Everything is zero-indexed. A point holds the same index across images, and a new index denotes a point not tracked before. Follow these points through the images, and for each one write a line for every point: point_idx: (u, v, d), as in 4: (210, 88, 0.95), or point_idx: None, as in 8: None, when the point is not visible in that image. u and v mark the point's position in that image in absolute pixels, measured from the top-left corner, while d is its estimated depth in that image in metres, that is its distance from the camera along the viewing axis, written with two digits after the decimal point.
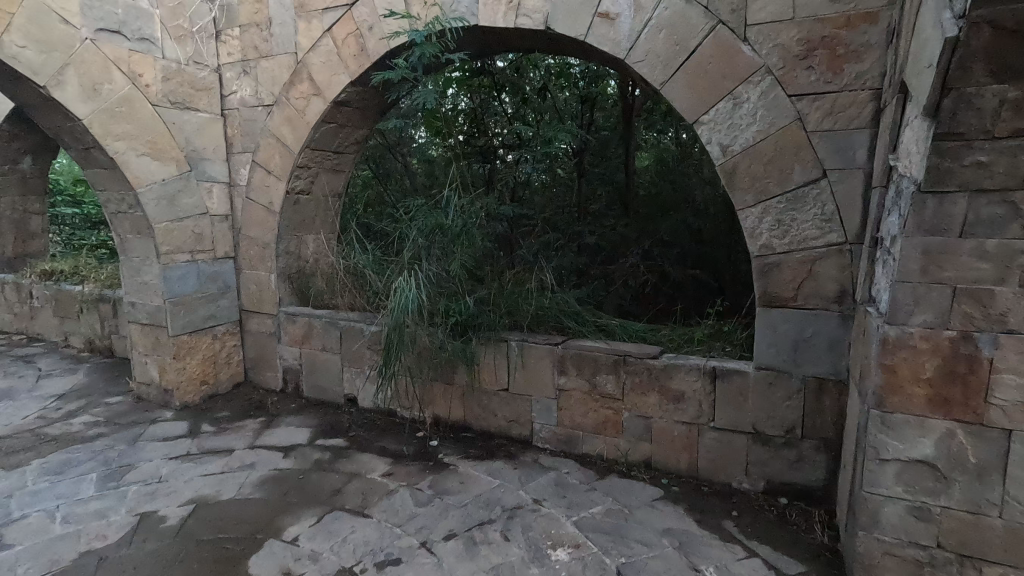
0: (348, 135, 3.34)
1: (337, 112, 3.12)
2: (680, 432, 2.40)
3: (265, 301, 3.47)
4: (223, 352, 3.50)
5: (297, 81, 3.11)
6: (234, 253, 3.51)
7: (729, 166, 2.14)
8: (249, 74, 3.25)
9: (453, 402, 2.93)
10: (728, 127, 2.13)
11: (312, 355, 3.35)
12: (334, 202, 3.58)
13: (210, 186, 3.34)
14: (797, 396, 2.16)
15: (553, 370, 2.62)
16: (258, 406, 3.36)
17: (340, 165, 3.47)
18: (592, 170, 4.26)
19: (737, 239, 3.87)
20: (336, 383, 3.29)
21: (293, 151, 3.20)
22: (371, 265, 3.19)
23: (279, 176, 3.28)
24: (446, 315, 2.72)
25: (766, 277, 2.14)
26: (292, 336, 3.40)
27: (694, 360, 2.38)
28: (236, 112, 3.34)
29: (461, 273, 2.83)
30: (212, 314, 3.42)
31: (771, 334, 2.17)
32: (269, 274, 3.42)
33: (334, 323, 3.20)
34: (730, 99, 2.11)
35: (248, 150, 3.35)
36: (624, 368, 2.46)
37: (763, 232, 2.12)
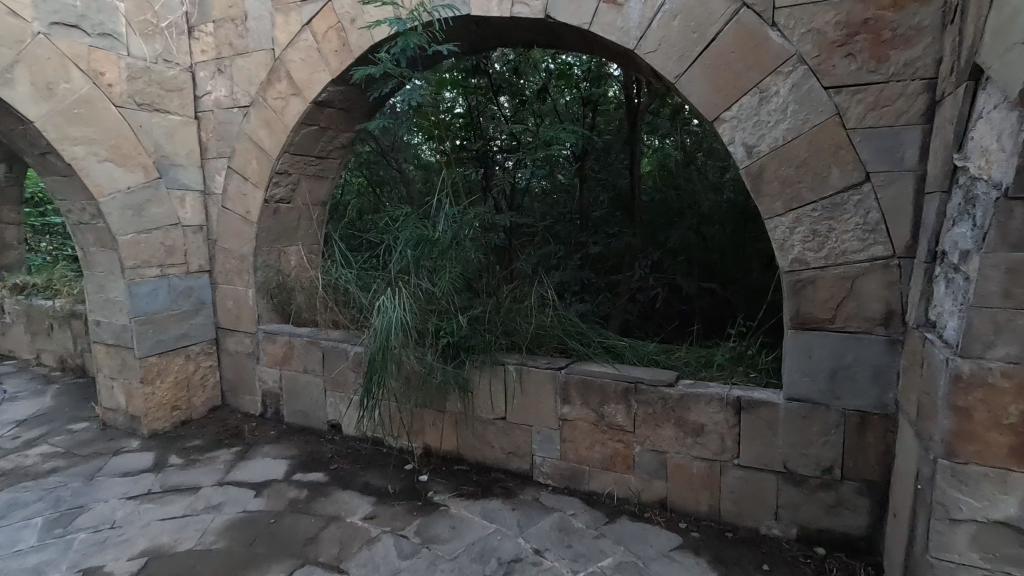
0: (331, 139, 3.09)
1: (318, 114, 2.87)
2: (699, 470, 2.13)
3: (243, 319, 3.21)
4: (197, 374, 3.23)
5: (275, 80, 2.86)
6: (210, 266, 3.25)
7: (755, 170, 1.88)
8: (224, 73, 3.01)
9: (444, 431, 2.65)
10: (753, 125, 1.87)
11: (293, 378, 3.08)
12: (317, 211, 3.33)
13: (182, 194, 3.09)
14: (835, 432, 1.89)
15: (555, 399, 2.35)
16: (233, 434, 3.08)
17: (324, 171, 3.22)
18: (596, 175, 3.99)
19: (749, 248, 3.62)
20: (319, 409, 3.01)
21: (271, 155, 2.95)
22: (355, 280, 2.93)
23: (257, 184, 3.02)
24: (436, 336, 2.46)
25: (799, 296, 1.87)
26: (271, 357, 3.14)
27: (714, 389, 2.10)
28: (211, 114, 3.09)
29: (453, 289, 2.56)
30: (185, 333, 3.16)
31: (805, 362, 1.90)
32: (246, 290, 3.16)
33: (316, 343, 2.94)
34: (755, 93, 1.85)
35: (223, 156, 3.10)
36: (635, 397, 2.19)
37: (795, 244, 1.85)
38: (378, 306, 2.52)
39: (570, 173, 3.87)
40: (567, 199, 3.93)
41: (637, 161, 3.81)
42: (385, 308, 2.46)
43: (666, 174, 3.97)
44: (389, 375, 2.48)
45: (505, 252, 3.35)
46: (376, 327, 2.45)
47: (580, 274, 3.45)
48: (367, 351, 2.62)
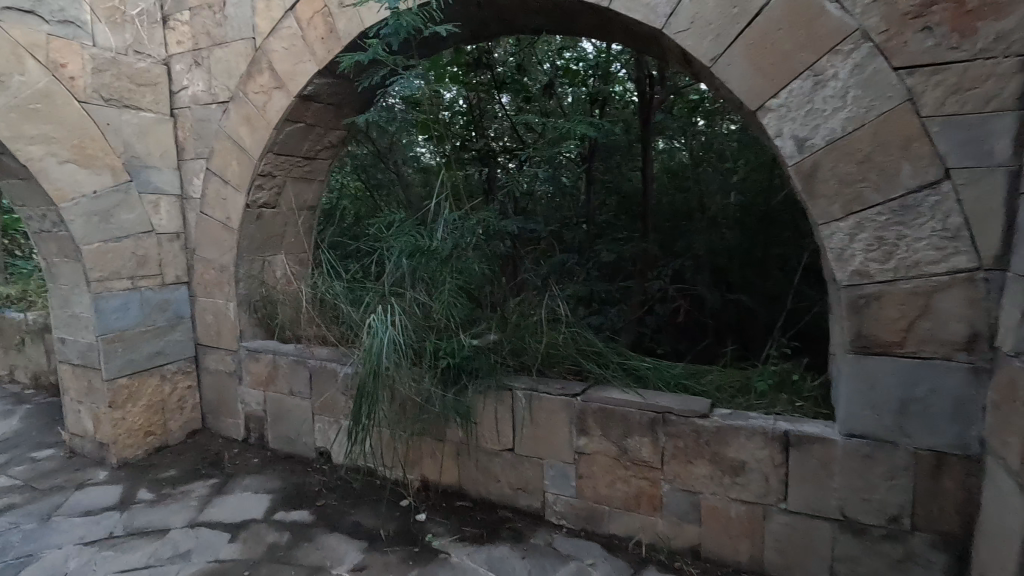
0: (319, 137, 2.82)
1: (304, 109, 2.61)
2: (739, 514, 1.84)
3: (224, 335, 2.93)
4: (174, 395, 2.95)
5: (256, 72, 2.59)
6: (188, 277, 2.97)
7: (808, 167, 1.60)
8: (202, 65, 2.74)
9: (444, 463, 2.37)
10: (806, 114, 1.59)
11: (278, 400, 2.80)
12: (305, 216, 3.05)
13: (157, 199, 2.82)
14: (904, 474, 1.60)
15: (571, 430, 2.07)
16: (212, 463, 2.80)
17: (312, 172, 2.95)
18: (606, 176, 3.69)
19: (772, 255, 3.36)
20: (306, 434, 2.73)
21: (252, 156, 2.68)
22: (345, 293, 2.66)
23: (238, 187, 2.75)
24: (434, 357, 2.18)
25: (861, 316, 1.59)
26: (254, 377, 2.85)
27: (756, 420, 1.82)
28: (188, 111, 2.82)
29: (454, 303, 2.29)
30: (160, 351, 2.88)
31: (867, 392, 1.62)
32: (227, 303, 2.88)
33: (303, 361, 2.66)
34: (809, 76, 1.58)
35: (202, 156, 2.83)
36: (663, 429, 1.91)
37: (857, 254, 1.57)
38: (368, 323, 2.25)
39: (578, 172, 3.57)
40: (577, 203, 3.62)
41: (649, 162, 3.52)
42: (376, 326, 2.19)
43: (677, 175, 3.67)
44: (381, 401, 2.20)
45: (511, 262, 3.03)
46: (366, 348, 2.17)
47: (594, 286, 3.17)
48: (356, 374, 2.34)
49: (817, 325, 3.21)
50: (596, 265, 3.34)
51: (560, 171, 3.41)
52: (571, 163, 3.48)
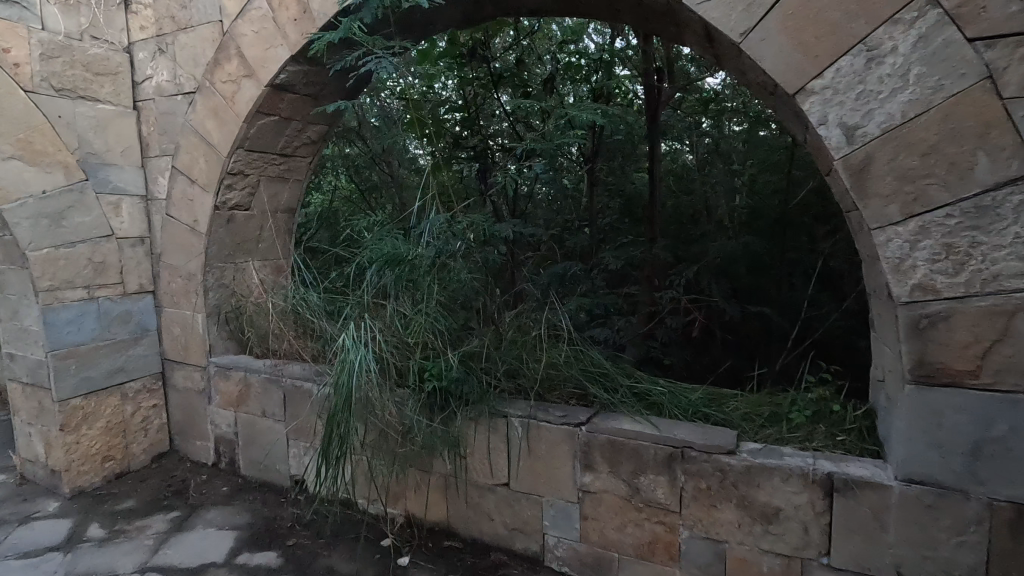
0: (296, 133, 2.57)
1: (277, 100, 2.35)
2: (772, 568, 1.57)
3: (192, 349, 2.67)
4: (136, 416, 2.69)
5: (223, 59, 2.33)
6: (154, 285, 2.72)
7: (858, 160, 1.34)
8: (166, 53, 2.49)
9: (431, 497, 2.10)
10: (857, 97, 1.33)
11: (249, 422, 2.53)
12: (283, 219, 2.80)
13: (117, 200, 2.56)
14: (976, 530, 1.33)
15: (574, 464, 1.80)
16: (175, 491, 2.53)
17: (290, 171, 2.69)
18: (611, 176, 3.44)
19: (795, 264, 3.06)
20: (279, 460, 2.46)
21: (221, 152, 2.42)
22: (322, 304, 2.39)
23: (205, 187, 2.49)
24: (419, 378, 1.91)
25: (924, 339, 1.32)
26: (224, 397, 2.59)
27: (792, 458, 1.55)
28: (152, 103, 2.57)
29: (442, 317, 2.02)
30: (121, 367, 2.61)
31: (930, 430, 1.35)
32: (195, 314, 2.62)
33: (276, 380, 2.40)
34: (861, 51, 1.31)
35: (167, 153, 2.58)
36: (682, 466, 1.64)
37: (919, 264, 1.31)
38: (342, 339, 1.98)
39: (578, 173, 3.29)
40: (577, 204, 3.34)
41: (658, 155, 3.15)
42: (352, 342, 1.93)
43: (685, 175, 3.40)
44: (357, 428, 1.94)
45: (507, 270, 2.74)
46: (340, 368, 1.91)
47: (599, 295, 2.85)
48: (330, 396, 2.07)
49: (844, 339, 2.93)
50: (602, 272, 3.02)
51: (559, 169, 3.10)
52: (572, 162, 3.22)
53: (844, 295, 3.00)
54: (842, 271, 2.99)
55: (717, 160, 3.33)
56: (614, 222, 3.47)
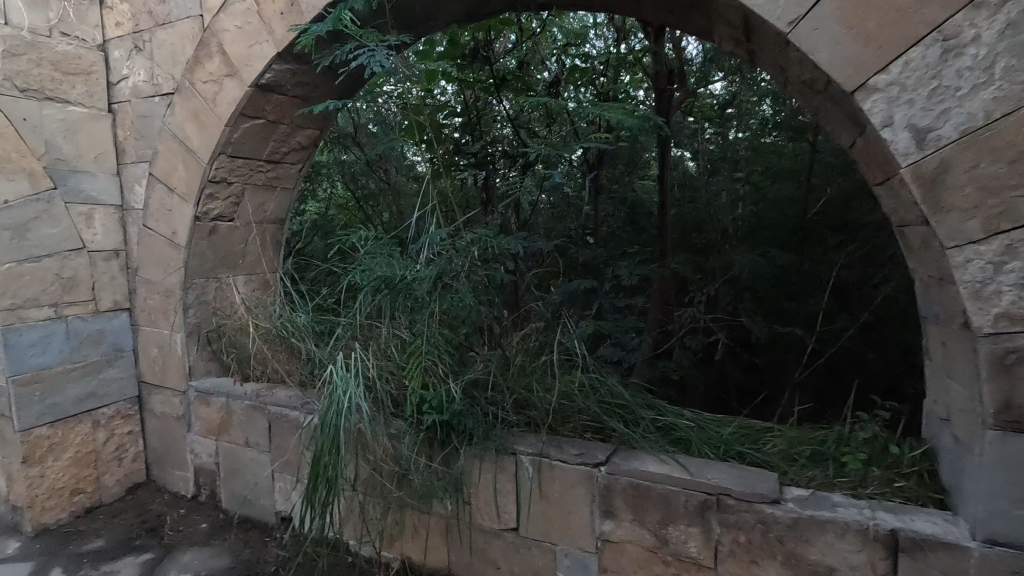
0: (285, 137, 2.37)
1: (263, 102, 2.16)
2: None
3: (170, 372, 2.45)
4: (110, 444, 2.47)
5: (204, 57, 2.13)
6: (130, 302, 2.51)
7: (931, 168, 1.15)
8: (143, 51, 2.29)
9: (431, 541, 1.88)
10: (930, 94, 1.14)
11: (231, 452, 2.32)
12: (272, 230, 2.59)
13: (90, 210, 2.36)
14: None
15: (593, 510, 1.60)
16: (150, 529, 2.31)
17: (278, 178, 2.49)
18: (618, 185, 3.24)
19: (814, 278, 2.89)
20: (263, 495, 2.25)
21: (202, 158, 2.22)
22: (310, 325, 2.18)
23: (184, 196, 2.29)
24: (416, 411, 1.70)
25: (1012, 378, 1.13)
26: (205, 424, 2.38)
27: (846, 508, 1.35)
28: (128, 105, 2.38)
29: (442, 344, 1.81)
30: (92, 392, 2.40)
31: (1018, 484, 1.14)
32: (173, 334, 2.41)
33: (260, 408, 2.19)
34: (936, 41, 1.12)
35: (144, 159, 2.38)
36: (718, 516, 1.44)
37: (1005, 290, 1.11)
38: (331, 367, 1.78)
39: (579, 183, 3.06)
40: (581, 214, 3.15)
41: (666, 161, 2.91)
42: (341, 373, 1.72)
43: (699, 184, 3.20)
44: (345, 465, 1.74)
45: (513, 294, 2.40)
46: (327, 402, 1.70)
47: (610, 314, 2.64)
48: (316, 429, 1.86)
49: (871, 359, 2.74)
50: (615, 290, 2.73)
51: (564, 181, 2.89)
52: (574, 168, 2.95)
53: (863, 309, 2.84)
54: (859, 285, 2.83)
55: (724, 166, 3.06)
56: (618, 231, 3.28)
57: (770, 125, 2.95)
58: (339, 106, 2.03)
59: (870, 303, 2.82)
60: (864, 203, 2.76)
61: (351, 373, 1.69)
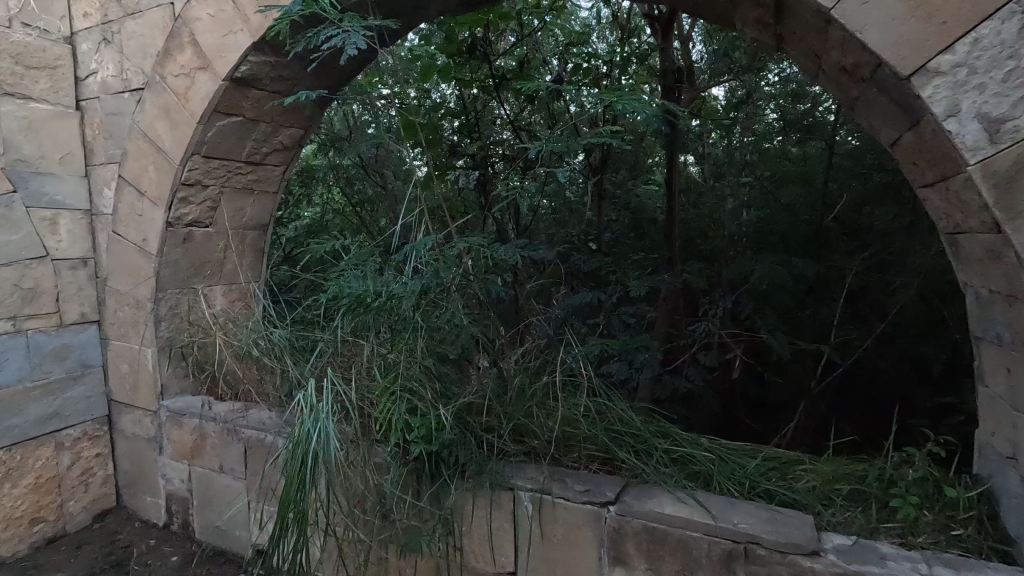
0: (265, 137, 2.18)
1: (240, 98, 1.99)
2: None
3: (141, 390, 2.27)
4: (75, 468, 2.28)
5: (175, 48, 1.96)
6: (99, 314, 2.33)
7: (1007, 165, 0.96)
8: (112, 43, 2.12)
9: None
10: (1005, 76, 0.95)
11: (204, 478, 2.13)
12: (253, 236, 2.41)
13: (54, 215, 2.18)
14: None
15: (601, 556, 1.41)
16: (115, 563, 2.11)
17: (259, 181, 2.30)
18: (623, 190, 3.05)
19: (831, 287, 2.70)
20: (238, 527, 2.06)
21: (173, 159, 2.04)
22: (289, 341, 1.99)
23: (155, 200, 2.11)
24: (401, 440, 1.51)
25: None
26: (177, 448, 2.19)
27: (897, 562, 1.16)
28: (97, 103, 2.21)
29: (430, 364, 1.62)
30: (56, 412, 2.21)
31: None
32: (143, 349, 2.22)
33: (234, 432, 2.00)
34: (1013, 13, 0.94)
35: (113, 160, 2.21)
36: (746, 567, 1.25)
37: None
38: (301, 396, 1.58)
39: (583, 185, 2.94)
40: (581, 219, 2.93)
41: (674, 163, 2.70)
42: (313, 402, 1.52)
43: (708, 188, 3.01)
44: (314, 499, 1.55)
45: (511, 308, 2.22)
46: (295, 437, 1.49)
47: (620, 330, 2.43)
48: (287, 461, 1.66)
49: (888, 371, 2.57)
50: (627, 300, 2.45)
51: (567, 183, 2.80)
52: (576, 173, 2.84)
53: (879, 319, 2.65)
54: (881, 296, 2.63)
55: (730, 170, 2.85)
56: (621, 237, 3.02)
57: (777, 127, 2.81)
58: (313, 96, 1.87)
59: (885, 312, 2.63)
60: (875, 209, 2.56)
61: (325, 398, 1.50)
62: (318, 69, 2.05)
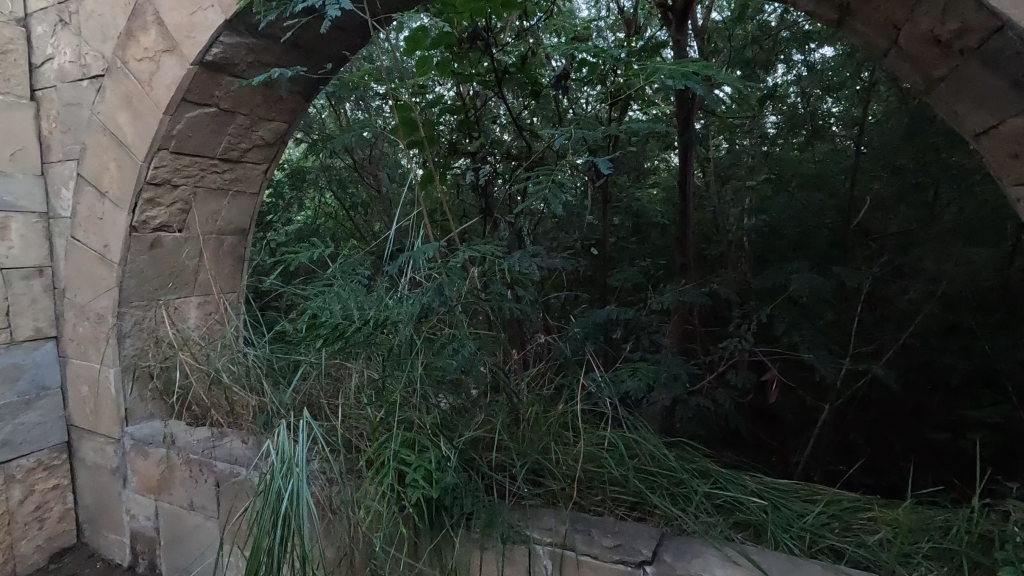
0: (243, 131, 1.95)
1: (214, 85, 1.76)
2: None
3: (102, 416, 2.02)
4: (28, 502, 2.02)
5: (138, 28, 1.73)
6: (58, 329, 2.08)
7: None
8: (69, 24, 1.88)
9: None
10: None
11: (172, 515, 1.88)
12: (231, 243, 2.17)
13: (4, 219, 1.93)
14: None
15: None
16: None
17: (238, 181, 2.07)
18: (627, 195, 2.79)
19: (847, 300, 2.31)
20: (209, 572, 1.81)
21: (137, 156, 1.80)
22: (265, 365, 1.74)
23: (117, 201, 1.87)
24: (397, 485, 1.28)
25: None
26: (143, 481, 1.94)
27: None
28: (53, 92, 1.97)
29: (429, 396, 1.39)
30: (5, 441, 1.95)
31: None
32: (105, 369, 1.97)
33: (204, 464, 1.73)
34: None
35: (72, 157, 1.97)
36: None
37: None
38: (273, 444, 1.36)
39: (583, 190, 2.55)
40: (584, 223, 2.68)
41: (688, 168, 2.36)
42: (287, 453, 1.29)
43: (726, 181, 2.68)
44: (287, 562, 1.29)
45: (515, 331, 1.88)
46: (266, 491, 1.28)
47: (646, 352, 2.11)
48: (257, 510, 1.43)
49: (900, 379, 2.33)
50: (648, 317, 2.16)
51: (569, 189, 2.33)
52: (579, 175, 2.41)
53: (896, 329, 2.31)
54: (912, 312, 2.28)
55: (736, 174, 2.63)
56: (623, 243, 2.79)
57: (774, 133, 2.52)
58: (289, 74, 1.61)
59: (899, 319, 2.30)
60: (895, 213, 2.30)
61: (302, 446, 1.29)
62: (300, 49, 1.81)
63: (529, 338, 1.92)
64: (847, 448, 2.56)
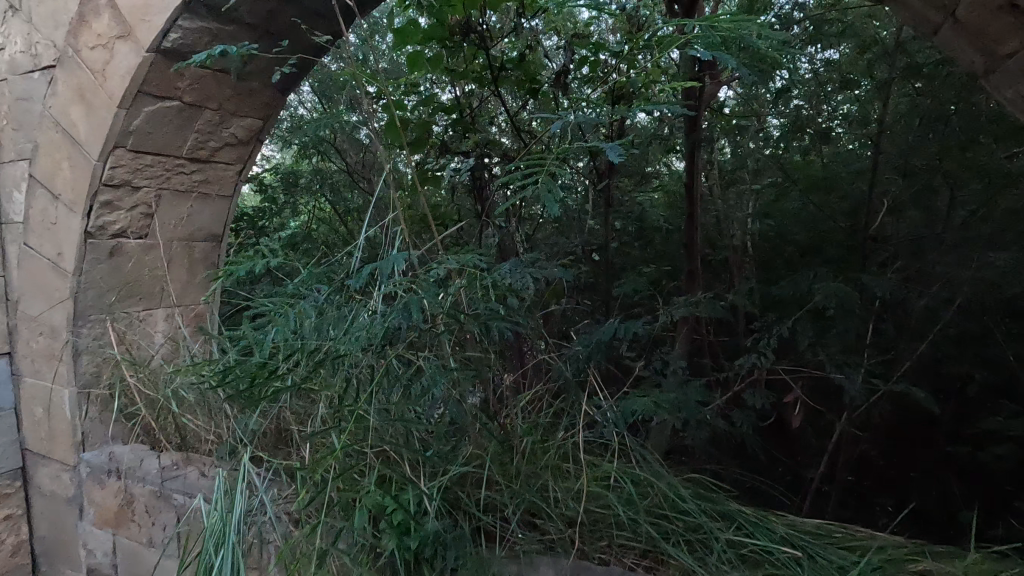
0: (212, 127, 1.79)
1: (174, 76, 1.60)
2: None
3: (57, 440, 1.84)
4: None
5: (91, 12, 1.56)
6: (11, 345, 1.91)
7: None
8: (19, 10, 1.72)
9: None
10: None
11: (129, 552, 1.69)
12: (202, 250, 1.99)
13: None
14: None
15: None
16: None
17: (209, 181, 1.90)
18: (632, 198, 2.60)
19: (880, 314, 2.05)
20: None
21: (90, 155, 1.63)
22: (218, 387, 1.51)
23: (70, 205, 1.69)
24: (369, 531, 1.10)
25: None
26: (99, 513, 1.75)
27: None
28: (5, 85, 1.80)
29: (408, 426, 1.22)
30: None
31: None
32: (59, 390, 1.79)
33: (162, 496, 1.55)
34: None
35: (24, 157, 1.79)
36: None
37: None
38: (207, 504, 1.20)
39: (583, 192, 2.36)
40: (584, 227, 2.49)
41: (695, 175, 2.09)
42: (222, 514, 1.15)
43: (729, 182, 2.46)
44: None
45: (512, 348, 1.69)
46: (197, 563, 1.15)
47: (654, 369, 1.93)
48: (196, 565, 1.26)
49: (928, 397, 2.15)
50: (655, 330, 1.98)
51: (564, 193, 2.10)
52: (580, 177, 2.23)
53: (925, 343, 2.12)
54: None
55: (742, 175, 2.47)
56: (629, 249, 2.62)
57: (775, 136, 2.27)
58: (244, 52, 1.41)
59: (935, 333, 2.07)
60: None
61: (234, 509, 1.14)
62: (271, 36, 1.65)
63: (528, 354, 1.74)
64: (871, 471, 2.37)
